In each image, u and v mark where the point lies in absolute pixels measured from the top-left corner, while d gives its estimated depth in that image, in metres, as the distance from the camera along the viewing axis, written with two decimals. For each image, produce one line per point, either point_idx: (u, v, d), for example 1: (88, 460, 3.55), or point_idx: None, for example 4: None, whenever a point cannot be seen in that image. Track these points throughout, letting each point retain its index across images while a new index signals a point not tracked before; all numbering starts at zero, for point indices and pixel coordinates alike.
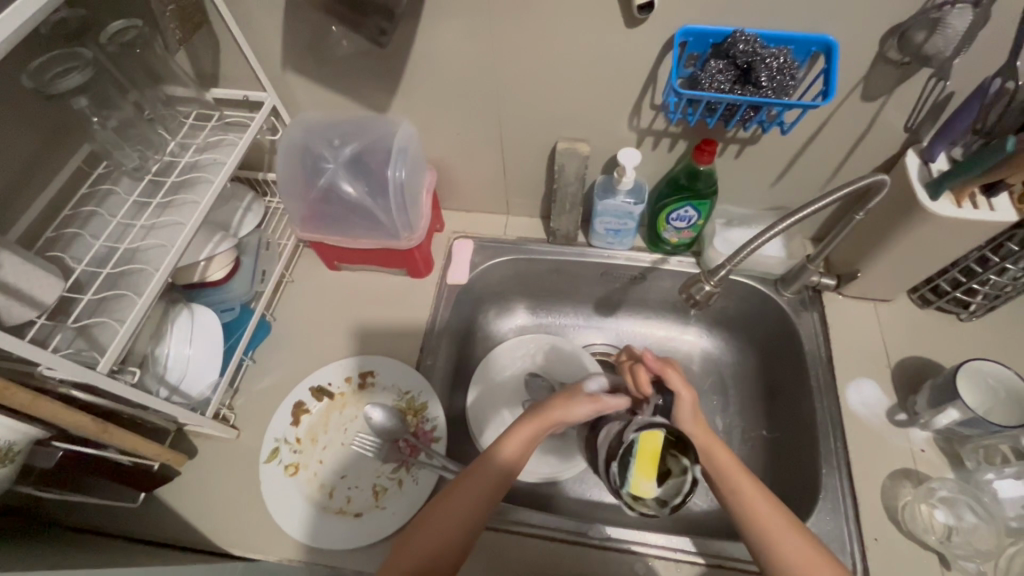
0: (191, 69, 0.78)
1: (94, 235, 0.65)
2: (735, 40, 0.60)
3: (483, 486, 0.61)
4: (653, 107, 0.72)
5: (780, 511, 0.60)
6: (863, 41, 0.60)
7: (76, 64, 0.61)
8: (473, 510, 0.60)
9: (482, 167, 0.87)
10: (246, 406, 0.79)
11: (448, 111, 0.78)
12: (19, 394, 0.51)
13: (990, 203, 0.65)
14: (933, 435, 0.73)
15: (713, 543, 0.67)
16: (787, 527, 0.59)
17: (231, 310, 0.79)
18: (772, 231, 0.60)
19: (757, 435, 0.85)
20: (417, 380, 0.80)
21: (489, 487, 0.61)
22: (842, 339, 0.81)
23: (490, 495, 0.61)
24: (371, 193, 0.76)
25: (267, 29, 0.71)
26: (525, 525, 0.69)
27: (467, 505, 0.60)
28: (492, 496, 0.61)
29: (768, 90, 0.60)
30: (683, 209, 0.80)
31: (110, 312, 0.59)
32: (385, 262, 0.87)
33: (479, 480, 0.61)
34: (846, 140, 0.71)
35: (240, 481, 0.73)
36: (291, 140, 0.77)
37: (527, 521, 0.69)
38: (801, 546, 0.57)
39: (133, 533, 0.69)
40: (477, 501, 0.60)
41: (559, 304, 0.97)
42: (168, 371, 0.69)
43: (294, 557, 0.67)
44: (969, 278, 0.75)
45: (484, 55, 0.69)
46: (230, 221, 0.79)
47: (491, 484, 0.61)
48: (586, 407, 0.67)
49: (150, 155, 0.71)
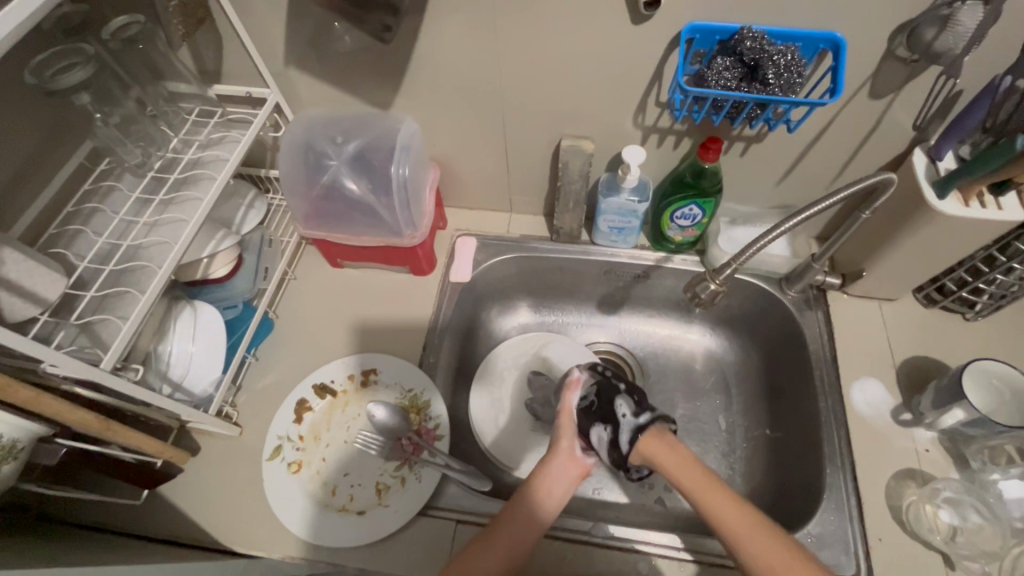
0: (194, 65, 0.77)
1: (96, 232, 0.65)
2: (742, 37, 0.59)
3: (523, 525, 0.62)
4: (658, 105, 0.71)
5: (787, 545, 0.58)
6: (871, 38, 0.60)
7: (79, 60, 0.60)
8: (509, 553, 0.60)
9: (485, 164, 0.86)
10: (248, 404, 0.79)
11: (452, 108, 0.78)
12: (21, 391, 0.50)
13: (997, 202, 0.65)
14: (938, 435, 0.73)
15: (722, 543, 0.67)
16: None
17: (234, 307, 0.78)
18: (779, 229, 0.60)
19: (761, 434, 0.85)
20: (420, 378, 0.79)
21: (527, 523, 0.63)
22: (847, 338, 0.81)
23: (528, 527, 0.62)
24: (373, 190, 0.76)
25: (270, 25, 0.70)
26: (559, 528, 0.69)
27: (504, 552, 0.60)
28: (529, 536, 0.62)
29: (774, 88, 0.59)
30: (688, 207, 0.79)
31: (113, 309, 0.58)
32: (388, 260, 0.87)
33: (513, 524, 0.62)
34: (852, 139, 0.71)
35: (243, 478, 0.73)
36: (294, 136, 0.76)
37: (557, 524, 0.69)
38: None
39: (135, 530, 0.69)
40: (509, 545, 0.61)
41: (563, 302, 0.97)
42: (170, 368, 0.69)
43: (298, 555, 0.68)
44: (975, 278, 0.74)
45: (488, 51, 0.69)
46: (233, 217, 0.79)
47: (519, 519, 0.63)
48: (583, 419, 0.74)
49: (152, 152, 0.71)
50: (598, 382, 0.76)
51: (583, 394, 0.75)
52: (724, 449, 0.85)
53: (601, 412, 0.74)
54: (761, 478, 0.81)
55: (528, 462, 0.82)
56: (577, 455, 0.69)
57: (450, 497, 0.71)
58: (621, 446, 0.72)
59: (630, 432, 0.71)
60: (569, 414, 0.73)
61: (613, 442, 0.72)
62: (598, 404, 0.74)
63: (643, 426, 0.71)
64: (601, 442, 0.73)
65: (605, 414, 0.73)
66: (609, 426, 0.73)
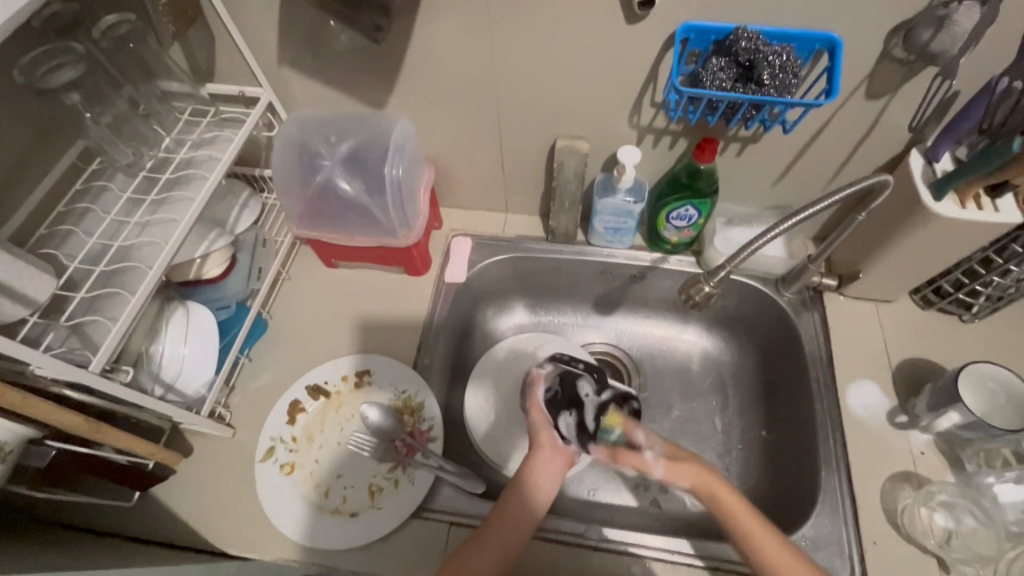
0: (187, 64, 0.77)
1: (88, 232, 0.65)
2: (737, 37, 0.59)
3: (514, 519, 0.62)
4: (654, 105, 0.71)
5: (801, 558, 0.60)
6: (868, 38, 0.59)
7: (68, 59, 0.60)
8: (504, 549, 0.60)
9: (481, 164, 0.86)
10: (241, 405, 0.78)
11: (447, 107, 0.77)
12: (9, 394, 0.50)
13: (994, 204, 0.65)
14: (934, 438, 0.72)
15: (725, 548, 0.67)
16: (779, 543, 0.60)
17: (227, 308, 0.78)
18: (774, 231, 0.60)
19: (757, 435, 0.85)
20: (414, 380, 0.79)
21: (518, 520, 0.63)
22: (843, 340, 0.80)
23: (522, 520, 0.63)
24: (367, 190, 0.75)
25: (263, 24, 0.70)
26: (549, 530, 0.68)
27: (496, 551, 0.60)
28: (520, 531, 0.62)
29: (770, 89, 0.59)
30: (684, 208, 0.79)
31: (104, 310, 0.58)
32: (382, 260, 0.86)
33: (508, 519, 0.62)
34: (850, 139, 0.70)
35: (235, 480, 0.73)
36: (287, 136, 0.76)
37: (550, 526, 0.68)
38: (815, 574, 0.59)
39: (128, 532, 0.69)
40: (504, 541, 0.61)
41: (558, 302, 0.97)
42: (163, 369, 0.68)
43: (291, 557, 0.67)
44: (972, 280, 0.74)
45: (483, 51, 0.68)
46: (227, 217, 0.79)
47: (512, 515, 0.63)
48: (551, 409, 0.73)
49: (144, 152, 0.70)
50: (561, 372, 0.76)
51: (545, 387, 0.74)
52: (719, 451, 0.85)
53: (566, 399, 0.73)
54: (757, 480, 0.81)
55: (518, 461, 0.82)
56: (560, 444, 0.70)
57: (443, 498, 0.71)
58: (588, 426, 0.73)
59: (594, 408, 0.74)
60: (541, 408, 0.72)
61: (581, 424, 0.72)
62: (562, 393, 0.74)
63: (603, 402, 0.75)
64: (571, 429, 0.72)
65: (570, 401, 0.73)
66: (574, 410, 0.73)
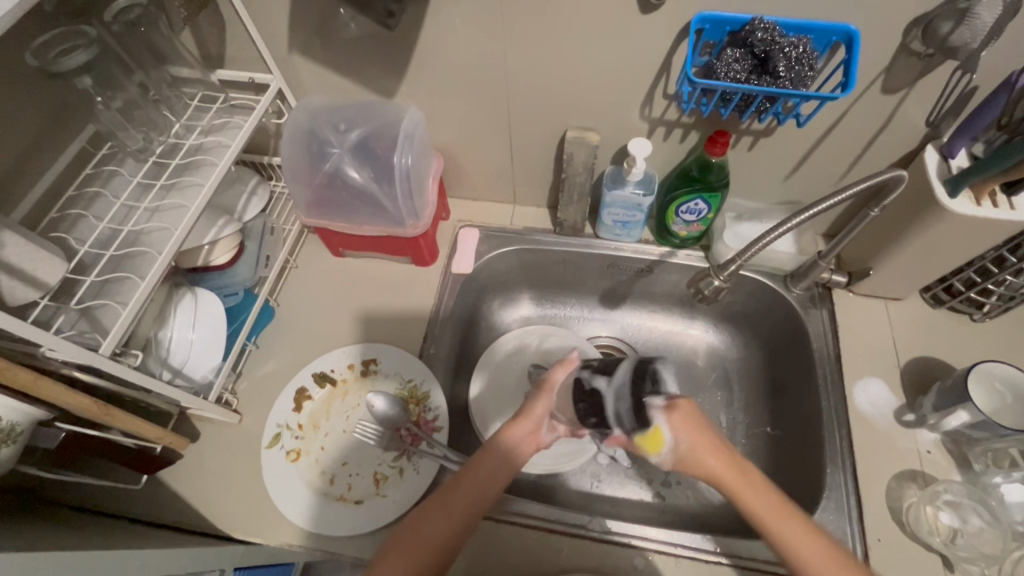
0: (197, 49, 0.77)
1: (98, 216, 0.65)
2: (753, 28, 0.58)
3: (479, 491, 0.59)
4: (665, 97, 0.70)
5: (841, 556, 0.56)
6: (887, 30, 0.58)
7: (82, 43, 0.59)
8: (430, 555, 0.57)
9: (490, 154, 0.86)
10: (248, 391, 0.79)
11: (458, 97, 0.77)
12: (20, 375, 0.50)
13: (1010, 202, 0.64)
14: (941, 436, 0.72)
15: (740, 543, 0.67)
16: (822, 547, 0.56)
17: (234, 295, 0.78)
18: (784, 226, 0.59)
19: (761, 431, 0.85)
20: (419, 369, 0.79)
21: (486, 481, 0.60)
22: (851, 337, 0.80)
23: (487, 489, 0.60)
24: (376, 179, 0.75)
25: (274, 9, 0.69)
26: (519, 515, 0.69)
27: (454, 514, 0.58)
28: (489, 491, 0.60)
29: (785, 81, 0.58)
30: (693, 201, 0.78)
31: (114, 295, 0.58)
32: (390, 250, 0.86)
33: (464, 488, 0.59)
34: (864, 134, 0.70)
35: (242, 465, 0.73)
36: (296, 123, 0.76)
37: (513, 510, 0.69)
38: (843, 559, 0.56)
39: (136, 514, 0.70)
40: (433, 544, 0.57)
41: (564, 295, 0.97)
42: (170, 354, 0.69)
43: (296, 542, 0.68)
44: (984, 279, 0.73)
45: (495, 40, 0.68)
46: (234, 205, 0.78)
47: (489, 474, 0.60)
48: (542, 401, 0.64)
49: (154, 137, 0.70)
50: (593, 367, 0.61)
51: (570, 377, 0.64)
52: None
53: (581, 405, 0.59)
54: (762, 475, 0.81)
55: None
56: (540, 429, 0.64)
57: None
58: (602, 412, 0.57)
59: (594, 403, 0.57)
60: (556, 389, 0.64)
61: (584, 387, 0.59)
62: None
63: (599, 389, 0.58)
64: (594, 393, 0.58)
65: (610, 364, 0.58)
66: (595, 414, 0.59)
